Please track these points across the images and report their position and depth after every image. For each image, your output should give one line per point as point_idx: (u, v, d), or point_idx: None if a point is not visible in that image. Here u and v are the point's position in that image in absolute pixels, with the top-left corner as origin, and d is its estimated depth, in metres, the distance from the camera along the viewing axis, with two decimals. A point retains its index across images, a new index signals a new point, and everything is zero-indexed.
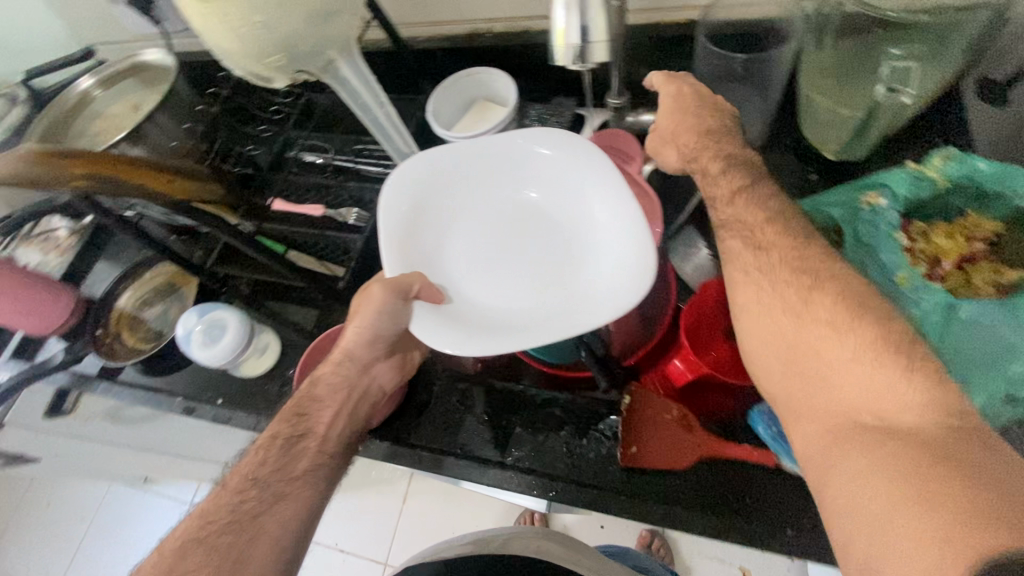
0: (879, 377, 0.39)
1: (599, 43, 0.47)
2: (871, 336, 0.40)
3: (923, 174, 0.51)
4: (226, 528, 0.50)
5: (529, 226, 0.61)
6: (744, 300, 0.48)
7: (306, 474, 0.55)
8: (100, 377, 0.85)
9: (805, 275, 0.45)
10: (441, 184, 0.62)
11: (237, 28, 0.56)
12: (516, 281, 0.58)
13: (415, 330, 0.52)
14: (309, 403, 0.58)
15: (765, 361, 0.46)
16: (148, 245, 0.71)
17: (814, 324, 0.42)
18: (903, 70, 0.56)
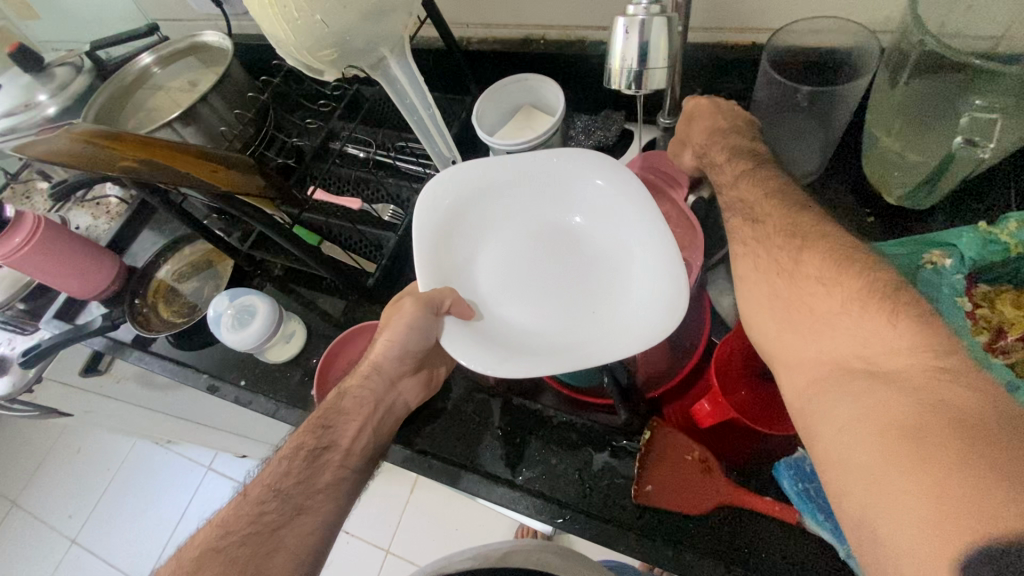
0: (867, 324, 0.37)
1: (658, 69, 0.44)
2: (860, 287, 0.39)
3: (995, 237, 0.46)
4: (243, 541, 0.50)
5: (563, 246, 0.60)
6: (744, 269, 0.48)
7: (328, 488, 0.55)
8: (133, 346, 0.88)
9: (799, 238, 0.44)
10: (478, 193, 0.61)
11: (294, 20, 0.57)
12: (546, 299, 0.56)
13: (444, 343, 0.52)
14: (334, 416, 0.59)
15: (762, 324, 0.45)
16: (190, 225, 0.72)
17: (806, 282, 0.42)
18: (986, 123, 0.50)
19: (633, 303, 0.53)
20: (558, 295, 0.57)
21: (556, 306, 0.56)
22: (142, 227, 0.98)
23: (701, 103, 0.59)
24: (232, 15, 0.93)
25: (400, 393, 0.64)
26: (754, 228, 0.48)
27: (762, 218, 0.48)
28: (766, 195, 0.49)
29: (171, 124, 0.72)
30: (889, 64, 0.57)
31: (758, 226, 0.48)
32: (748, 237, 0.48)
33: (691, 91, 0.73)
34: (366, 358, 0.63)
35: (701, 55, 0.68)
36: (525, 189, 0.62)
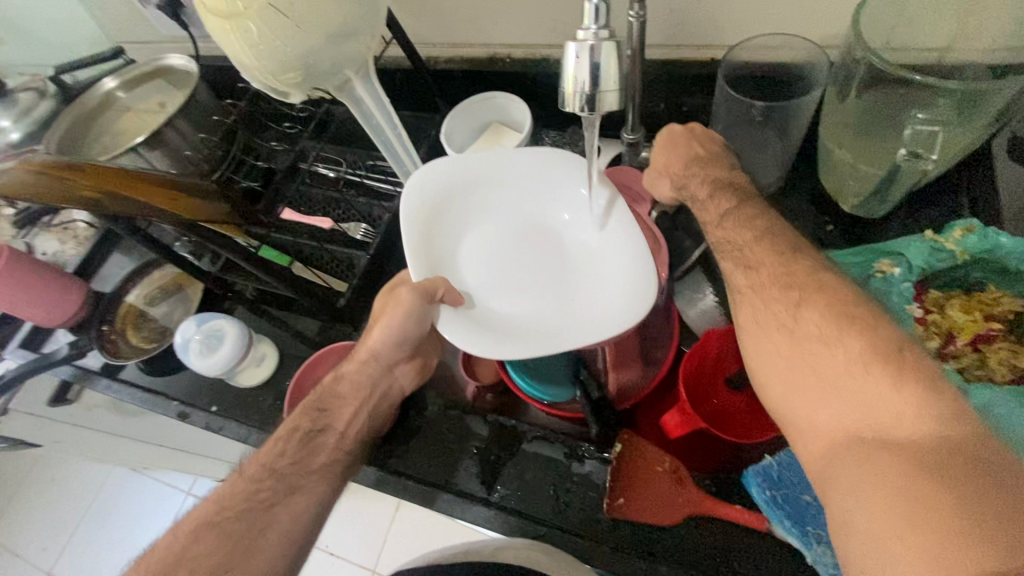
0: (874, 389, 0.38)
1: (610, 92, 0.45)
2: (859, 345, 0.39)
3: (941, 245, 0.48)
4: (238, 517, 0.50)
5: (546, 239, 0.61)
6: (742, 319, 0.47)
7: (322, 470, 0.55)
8: (101, 374, 0.86)
9: (795, 291, 0.44)
10: (464, 188, 0.61)
11: (257, 45, 0.58)
12: (532, 289, 0.58)
13: (441, 330, 0.53)
14: (330, 399, 0.59)
15: (769, 384, 0.44)
16: (158, 251, 0.71)
17: (810, 340, 0.42)
18: (929, 135, 0.52)
19: (613, 287, 0.55)
20: (544, 284, 0.58)
21: (544, 296, 0.57)
22: (113, 250, 0.97)
23: (676, 132, 0.61)
24: (199, 37, 0.93)
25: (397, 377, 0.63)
26: (750, 275, 0.48)
27: (755, 264, 0.48)
28: (754, 239, 0.50)
29: (135, 148, 0.71)
30: (838, 77, 0.59)
31: (752, 273, 0.48)
32: (741, 285, 0.48)
33: (654, 107, 0.74)
34: (363, 343, 0.61)
35: (661, 72, 0.70)
36: (503, 183, 0.62)
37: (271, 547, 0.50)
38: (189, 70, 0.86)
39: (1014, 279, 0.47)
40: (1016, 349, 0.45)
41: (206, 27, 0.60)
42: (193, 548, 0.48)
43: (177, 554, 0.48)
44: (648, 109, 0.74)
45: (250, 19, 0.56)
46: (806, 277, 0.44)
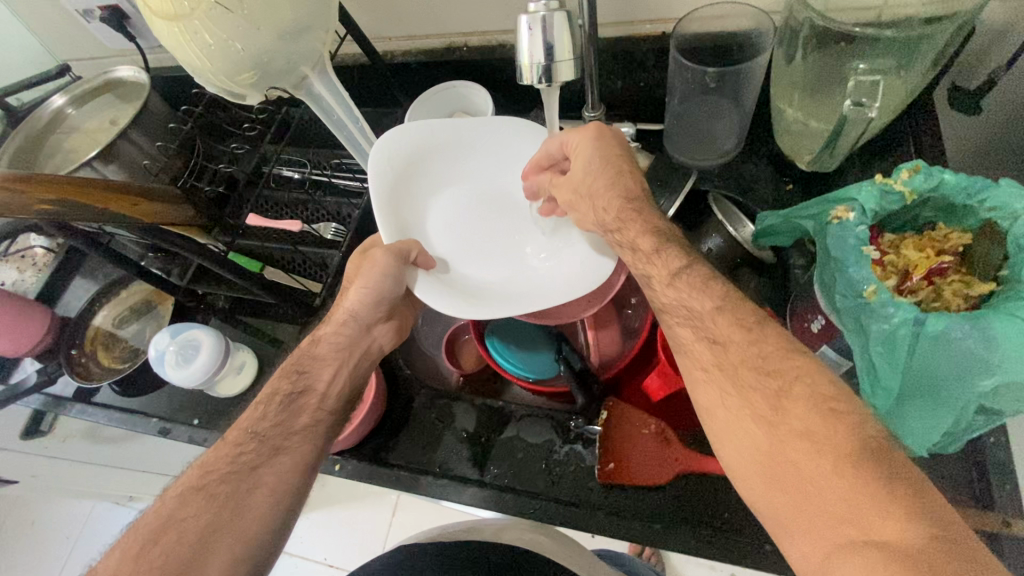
0: (859, 485, 0.35)
1: (565, 62, 0.46)
2: (843, 440, 0.37)
3: (891, 186, 0.50)
4: (224, 479, 0.49)
5: (509, 208, 0.63)
6: (710, 402, 0.45)
7: (307, 429, 0.54)
8: (75, 399, 0.84)
9: (772, 377, 0.42)
10: (430, 156, 0.62)
11: (209, 47, 0.57)
12: (502, 256, 0.60)
13: (416, 293, 0.54)
14: (309, 361, 0.57)
15: (747, 480, 0.41)
16: (124, 265, 0.70)
17: (788, 434, 0.39)
18: (871, 84, 0.54)
19: (576, 250, 0.58)
20: (509, 251, 0.60)
21: (510, 261, 0.60)
22: (74, 276, 0.94)
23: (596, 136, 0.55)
24: (147, 48, 0.91)
25: (375, 335, 0.61)
26: (716, 351, 0.44)
27: (722, 340, 0.44)
28: (716, 309, 0.45)
29: (88, 163, 0.68)
30: (783, 40, 0.61)
31: (719, 349, 0.44)
32: (708, 361, 0.45)
33: (611, 84, 0.76)
34: (337, 306, 0.59)
35: (613, 48, 0.71)
36: (473, 155, 0.63)
37: (259, 506, 0.48)
38: (140, 81, 0.84)
39: (959, 214, 0.50)
40: (967, 280, 0.47)
41: (151, 27, 0.59)
42: (182, 510, 0.47)
43: (163, 520, 0.47)
44: (605, 86, 0.75)
45: (198, 19, 0.55)
46: (782, 359, 0.42)
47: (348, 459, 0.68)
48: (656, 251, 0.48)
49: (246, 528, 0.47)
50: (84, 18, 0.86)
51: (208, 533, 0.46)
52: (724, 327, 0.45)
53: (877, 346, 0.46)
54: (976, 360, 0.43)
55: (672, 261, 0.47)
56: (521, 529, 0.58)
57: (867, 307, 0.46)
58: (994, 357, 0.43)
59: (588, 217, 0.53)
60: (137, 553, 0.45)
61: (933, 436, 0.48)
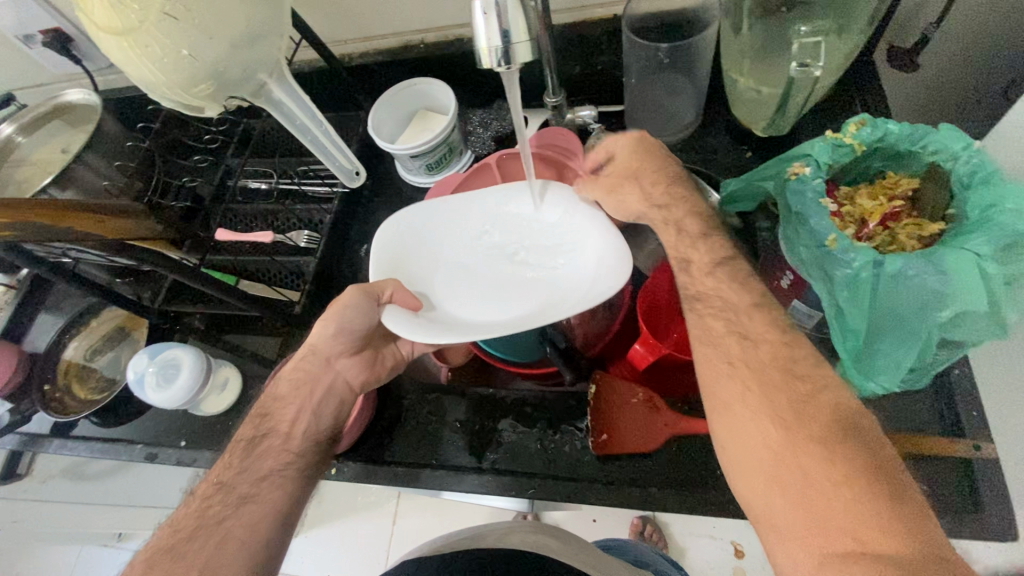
0: (860, 501, 0.38)
1: (521, 43, 0.47)
2: (857, 457, 0.39)
3: (841, 141, 0.52)
4: (192, 536, 0.49)
5: (521, 250, 0.59)
6: (727, 397, 0.46)
7: (273, 474, 0.54)
8: (54, 435, 0.81)
9: (798, 381, 0.44)
10: (433, 207, 0.59)
11: (160, 60, 0.56)
12: (506, 301, 0.56)
13: (384, 322, 0.51)
14: (271, 403, 0.58)
15: (746, 478, 0.43)
16: (90, 290, 0.69)
17: (803, 438, 0.41)
18: (814, 45, 0.56)
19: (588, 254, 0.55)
20: (518, 293, 0.56)
21: (520, 301, 0.55)
22: (37, 312, 0.89)
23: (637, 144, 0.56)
24: (95, 70, 0.89)
25: (340, 371, 0.61)
26: (746, 346, 0.47)
27: (753, 336, 0.47)
28: (754, 306, 0.48)
29: (45, 191, 0.66)
30: (728, 13, 0.63)
31: (750, 345, 0.47)
32: (735, 355, 0.47)
33: (571, 69, 0.77)
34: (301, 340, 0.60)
35: (569, 35, 0.73)
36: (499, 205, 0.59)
37: (230, 561, 0.48)
38: (91, 103, 0.82)
39: (906, 161, 0.53)
40: (918, 221, 0.50)
41: (98, 46, 0.58)
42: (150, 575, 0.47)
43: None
44: (564, 72, 0.77)
45: (147, 33, 0.54)
46: (814, 367, 0.44)
47: (345, 462, 0.68)
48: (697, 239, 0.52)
49: None
50: (25, 44, 0.82)
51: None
52: (770, 344, 0.46)
53: (842, 291, 0.48)
54: (930, 293, 0.46)
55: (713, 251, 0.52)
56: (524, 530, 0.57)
57: (830, 256, 0.48)
58: (946, 287, 0.45)
59: None
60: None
61: (901, 372, 0.50)
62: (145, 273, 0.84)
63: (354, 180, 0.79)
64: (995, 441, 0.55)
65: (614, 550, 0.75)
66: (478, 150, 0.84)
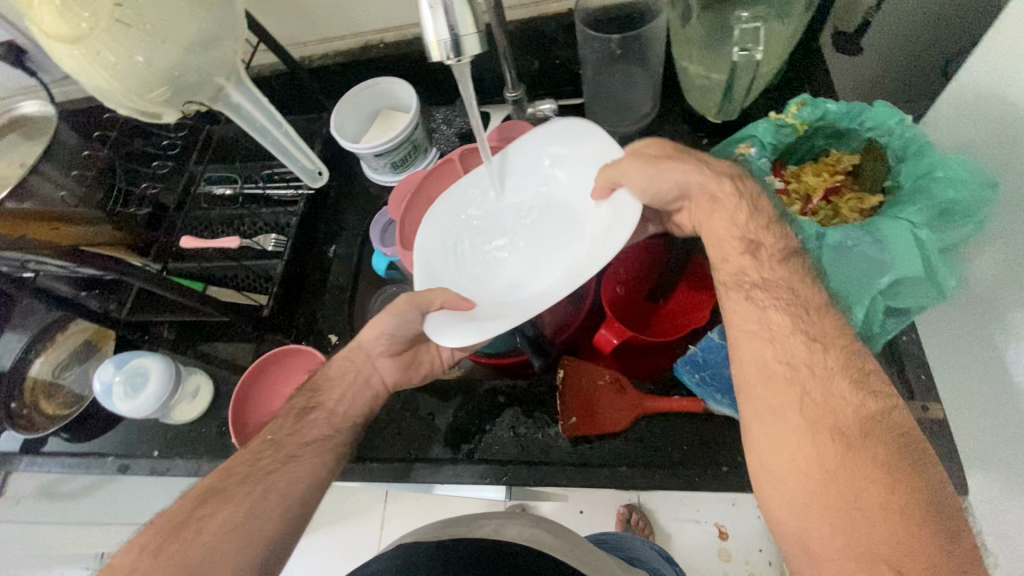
0: (909, 539, 0.35)
1: (469, 36, 0.48)
2: (916, 491, 0.36)
3: (783, 121, 0.55)
4: (244, 479, 0.49)
5: (554, 214, 0.59)
6: (776, 397, 0.41)
7: (317, 442, 0.54)
8: (23, 452, 0.80)
9: (868, 398, 0.40)
10: (454, 209, 0.61)
11: (113, 67, 0.55)
12: (558, 257, 0.55)
13: (441, 335, 0.49)
14: (323, 382, 0.58)
15: (780, 489, 0.39)
16: (54, 303, 0.67)
17: (863, 462, 0.37)
18: (753, 30, 0.58)
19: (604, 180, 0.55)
20: (562, 252, 0.55)
21: (566, 250, 0.55)
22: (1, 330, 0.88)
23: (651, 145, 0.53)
24: (51, 82, 0.88)
25: (378, 368, 0.60)
26: (816, 350, 0.42)
27: (824, 340, 0.42)
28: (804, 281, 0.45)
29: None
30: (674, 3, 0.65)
31: (820, 348, 0.42)
32: (800, 359, 0.42)
33: (529, 64, 0.78)
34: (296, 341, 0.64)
35: (525, 29, 0.74)
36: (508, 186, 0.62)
37: (275, 511, 0.48)
38: (47, 115, 0.80)
39: (846, 139, 0.55)
40: (860, 195, 0.52)
41: (46, 53, 0.56)
42: (201, 509, 0.46)
43: (186, 514, 0.46)
44: (523, 67, 0.78)
45: (98, 40, 0.53)
46: (885, 386, 0.40)
47: None
48: (772, 221, 0.48)
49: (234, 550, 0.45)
50: None
51: (224, 535, 0.45)
52: (840, 351, 0.41)
53: None
54: (871, 261, 0.48)
55: (786, 239, 0.47)
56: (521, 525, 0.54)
57: None
58: (884, 254, 0.48)
59: None
60: (148, 566, 0.43)
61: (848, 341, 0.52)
62: (111, 284, 0.83)
63: (316, 179, 0.79)
64: (940, 401, 0.59)
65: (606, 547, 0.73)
66: (443, 147, 0.85)
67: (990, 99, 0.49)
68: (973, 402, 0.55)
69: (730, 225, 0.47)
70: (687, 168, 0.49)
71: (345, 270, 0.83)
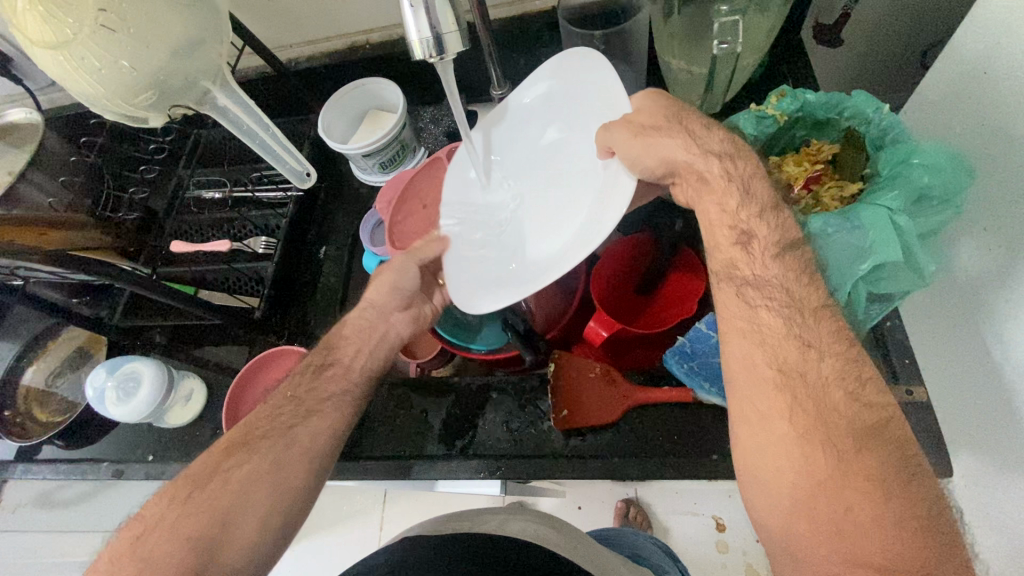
0: (903, 550, 0.34)
1: (451, 33, 0.48)
2: (910, 501, 0.36)
3: (764, 113, 0.55)
4: (265, 434, 0.48)
5: (555, 158, 0.57)
6: (768, 406, 0.40)
7: (337, 396, 0.52)
8: (16, 461, 0.80)
9: (864, 409, 0.39)
10: (463, 183, 0.62)
11: (99, 71, 0.56)
12: (567, 200, 0.53)
13: (469, 304, 0.51)
14: (336, 340, 0.57)
15: (770, 496, 0.39)
16: (47, 310, 0.67)
17: (853, 472, 0.37)
18: (732, 24, 0.59)
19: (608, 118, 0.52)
20: (569, 201, 0.53)
21: (573, 190, 0.53)
22: None
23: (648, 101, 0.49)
24: (37, 90, 0.88)
25: (393, 323, 0.58)
26: (810, 356, 0.41)
27: (817, 345, 0.41)
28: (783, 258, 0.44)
29: None
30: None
31: (816, 353, 0.41)
32: (795, 363, 0.41)
33: (515, 62, 0.79)
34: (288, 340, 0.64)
35: (510, 28, 0.75)
36: (508, 146, 0.61)
37: (299, 461, 0.47)
38: (34, 121, 0.79)
39: (827, 129, 0.56)
40: (841, 182, 0.53)
41: (31, 57, 0.56)
42: (225, 462, 0.46)
43: (212, 465, 0.46)
44: (508, 66, 0.79)
45: (83, 44, 0.54)
46: (880, 396, 0.39)
47: None
48: (765, 209, 0.45)
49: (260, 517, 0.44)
50: None
51: (252, 483, 0.45)
52: (835, 358, 0.41)
53: None
54: (853, 248, 0.49)
55: (781, 231, 0.45)
56: (526, 519, 0.54)
57: None
58: (865, 241, 0.48)
59: None
60: (174, 517, 0.43)
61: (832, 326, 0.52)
62: (102, 290, 0.83)
63: (305, 180, 0.79)
64: (925, 386, 0.60)
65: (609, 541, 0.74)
66: (431, 147, 0.85)
67: (966, 88, 0.50)
68: (956, 386, 0.56)
69: (720, 211, 0.46)
70: (675, 142, 0.47)
71: (336, 271, 0.84)
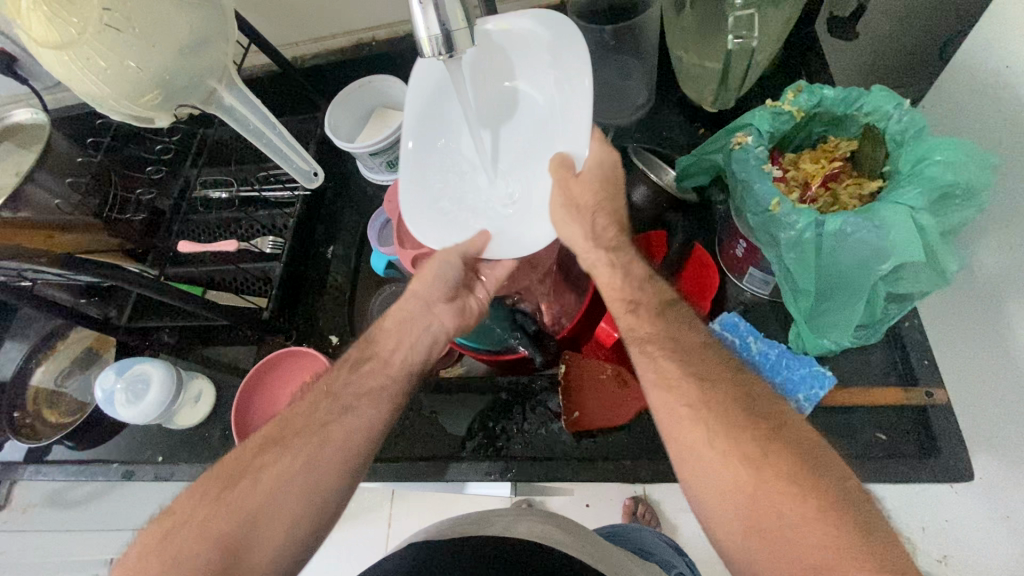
0: (842, 540, 0.34)
1: (461, 31, 0.47)
2: (831, 493, 0.36)
3: (780, 109, 0.54)
4: (300, 430, 0.48)
5: (523, 114, 0.56)
6: (689, 437, 0.41)
7: (371, 393, 0.51)
8: (27, 462, 0.80)
9: (760, 419, 0.40)
10: (426, 136, 0.57)
11: (105, 72, 0.55)
12: (542, 157, 0.55)
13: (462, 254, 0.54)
14: (375, 332, 0.56)
15: (718, 522, 0.39)
16: (56, 313, 0.67)
17: (769, 476, 0.37)
18: (747, 18, 0.57)
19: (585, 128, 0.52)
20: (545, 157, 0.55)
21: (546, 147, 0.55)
22: (3, 340, 0.88)
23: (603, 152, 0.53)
24: (43, 90, 0.88)
25: (437, 314, 0.57)
26: (705, 388, 0.43)
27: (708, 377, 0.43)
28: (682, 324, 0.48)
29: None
30: None
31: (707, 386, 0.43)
32: (694, 400, 0.42)
33: None
34: None
35: None
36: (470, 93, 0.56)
37: (330, 466, 0.46)
38: (40, 122, 0.78)
39: (844, 125, 0.55)
40: (860, 180, 0.52)
41: (36, 58, 0.56)
42: (260, 458, 0.46)
43: (245, 462, 0.46)
44: None
45: (88, 45, 0.53)
46: (768, 406, 0.41)
47: None
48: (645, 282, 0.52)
49: (285, 521, 0.43)
50: None
51: (283, 480, 0.44)
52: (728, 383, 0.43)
53: (790, 253, 0.50)
54: (873, 247, 0.48)
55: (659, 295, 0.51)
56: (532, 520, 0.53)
57: (775, 218, 0.50)
58: (888, 241, 0.47)
59: (513, 175, 0.55)
60: (205, 515, 0.43)
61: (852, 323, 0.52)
62: (110, 290, 0.82)
63: (313, 180, 0.78)
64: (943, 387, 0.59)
65: (618, 539, 0.73)
66: None
67: (986, 85, 0.49)
68: (977, 386, 0.55)
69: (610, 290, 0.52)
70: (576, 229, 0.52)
71: (344, 270, 0.83)
